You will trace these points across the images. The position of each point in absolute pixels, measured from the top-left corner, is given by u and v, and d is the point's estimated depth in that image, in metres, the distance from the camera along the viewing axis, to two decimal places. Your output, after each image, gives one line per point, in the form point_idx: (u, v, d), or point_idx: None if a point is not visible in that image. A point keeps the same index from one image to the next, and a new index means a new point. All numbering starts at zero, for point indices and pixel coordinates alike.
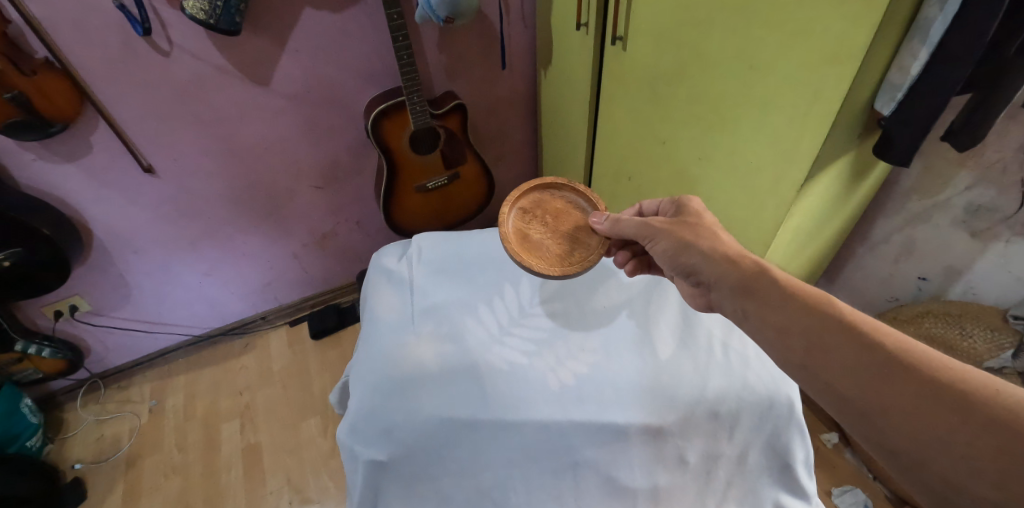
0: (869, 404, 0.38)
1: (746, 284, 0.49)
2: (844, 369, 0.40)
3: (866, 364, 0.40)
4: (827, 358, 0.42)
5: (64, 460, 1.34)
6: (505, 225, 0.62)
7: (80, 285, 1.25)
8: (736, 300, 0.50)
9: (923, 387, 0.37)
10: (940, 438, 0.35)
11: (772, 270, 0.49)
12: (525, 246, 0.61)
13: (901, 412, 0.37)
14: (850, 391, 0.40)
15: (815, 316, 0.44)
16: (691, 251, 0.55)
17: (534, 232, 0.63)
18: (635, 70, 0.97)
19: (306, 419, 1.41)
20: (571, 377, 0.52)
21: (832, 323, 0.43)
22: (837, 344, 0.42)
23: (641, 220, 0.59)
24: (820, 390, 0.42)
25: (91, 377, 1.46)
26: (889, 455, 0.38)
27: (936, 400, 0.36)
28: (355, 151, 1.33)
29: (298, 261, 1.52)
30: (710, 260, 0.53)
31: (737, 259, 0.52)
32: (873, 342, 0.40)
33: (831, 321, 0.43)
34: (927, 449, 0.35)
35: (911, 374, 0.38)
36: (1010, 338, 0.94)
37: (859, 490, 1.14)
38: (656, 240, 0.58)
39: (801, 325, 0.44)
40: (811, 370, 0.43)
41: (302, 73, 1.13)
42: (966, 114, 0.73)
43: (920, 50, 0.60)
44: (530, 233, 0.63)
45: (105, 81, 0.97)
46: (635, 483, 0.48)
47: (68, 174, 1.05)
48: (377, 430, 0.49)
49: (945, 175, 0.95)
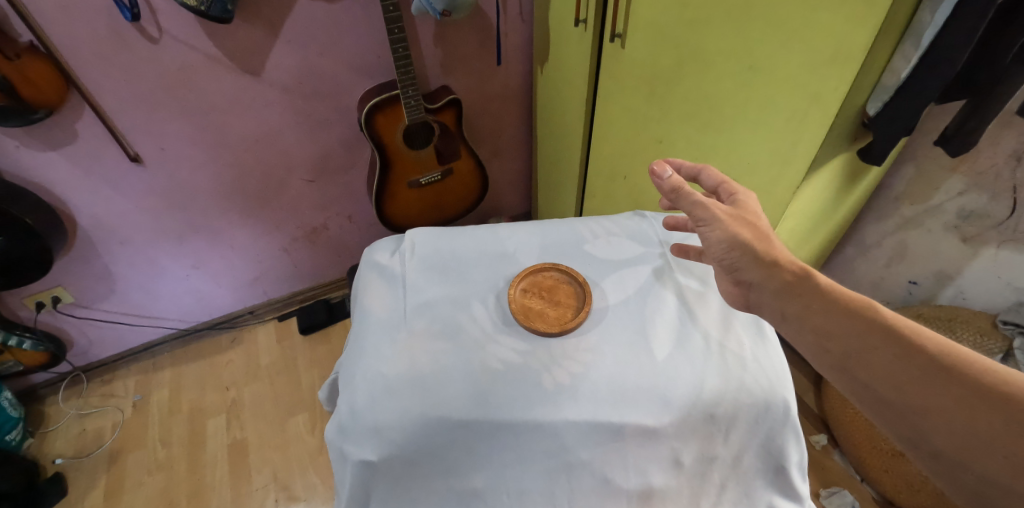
0: (908, 406, 0.38)
1: (789, 287, 0.48)
2: (883, 372, 0.40)
3: (908, 367, 0.39)
4: (865, 361, 0.41)
5: (45, 455, 1.31)
6: (514, 284, 0.57)
7: (63, 276, 1.22)
8: (774, 304, 0.49)
9: (962, 388, 0.37)
10: (980, 438, 0.35)
11: (814, 274, 0.48)
12: (541, 298, 0.57)
13: (940, 413, 0.37)
14: (888, 394, 0.39)
15: (855, 321, 0.43)
16: (744, 249, 0.51)
17: (553, 276, 0.59)
18: (633, 68, 0.96)
19: (294, 416, 1.39)
20: (566, 376, 0.50)
21: (870, 327, 0.42)
22: (876, 347, 0.41)
23: (702, 202, 0.54)
24: (859, 392, 0.42)
25: (74, 370, 1.43)
26: (932, 457, 0.38)
27: (977, 401, 0.36)
28: (347, 145, 1.31)
29: (289, 256, 1.50)
30: (760, 260, 0.50)
31: (786, 263, 0.49)
32: (915, 345, 0.40)
33: (872, 327, 0.42)
34: (967, 448, 0.35)
35: (949, 376, 0.38)
36: (999, 343, 0.94)
37: (847, 492, 1.16)
38: (711, 229, 0.53)
39: (842, 327, 0.43)
40: (851, 373, 0.42)
41: (296, 64, 1.11)
42: (957, 120, 0.73)
43: (912, 53, 0.60)
44: (547, 279, 0.59)
45: (91, 67, 0.94)
46: (628, 484, 0.48)
47: (52, 162, 1.02)
48: (365, 429, 0.48)
49: (937, 180, 0.96)
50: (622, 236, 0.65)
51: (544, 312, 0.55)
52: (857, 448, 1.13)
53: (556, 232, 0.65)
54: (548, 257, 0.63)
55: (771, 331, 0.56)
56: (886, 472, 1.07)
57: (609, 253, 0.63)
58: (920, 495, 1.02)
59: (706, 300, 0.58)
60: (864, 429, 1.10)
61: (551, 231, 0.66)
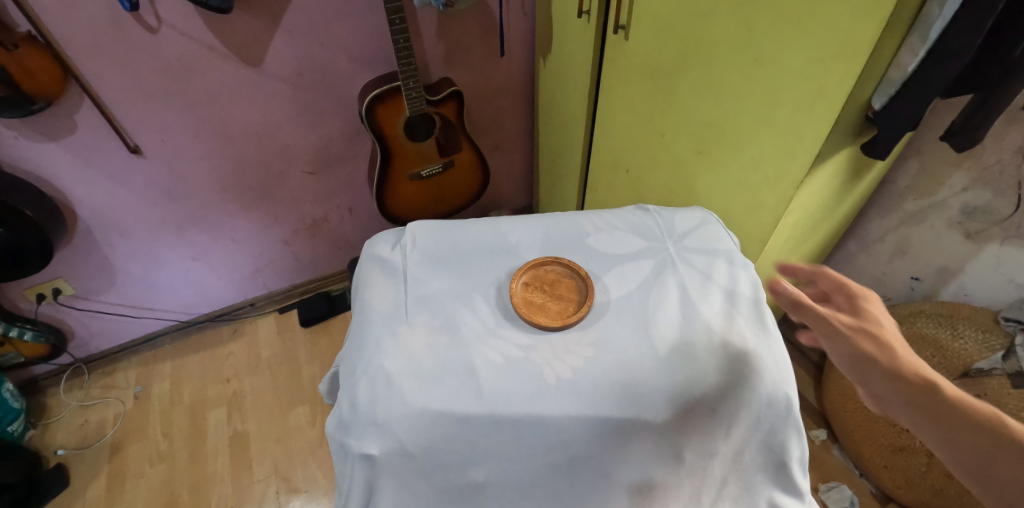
0: None
1: (908, 393, 0.44)
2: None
3: None
4: (1003, 485, 0.38)
5: (47, 446, 1.32)
6: (516, 278, 0.57)
7: (63, 268, 1.22)
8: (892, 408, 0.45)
9: None
10: None
11: (940, 383, 0.43)
12: (543, 291, 0.56)
13: None
14: None
15: (989, 438, 0.40)
16: (871, 365, 0.46)
17: (555, 270, 0.59)
18: (636, 60, 0.95)
19: (294, 408, 1.39)
20: (567, 371, 0.50)
21: (1007, 447, 0.39)
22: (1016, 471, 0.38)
23: (826, 317, 0.49)
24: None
25: (75, 361, 1.44)
26: None
27: None
28: (348, 137, 1.31)
29: (289, 248, 1.50)
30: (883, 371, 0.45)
31: (909, 369, 0.45)
32: None
33: (1009, 446, 0.39)
34: None
35: None
36: (1001, 340, 0.91)
37: (845, 487, 1.17)
38: (833, 346, 0.49)
39: (972, 442, 0.40)
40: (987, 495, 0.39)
41: (295, 55, 1.10)
42: (966, 114, 0.72)
43: (920, 47, 0.59)
44: (549, 273, 0.59)
45: (90, 57, 0.93)
46: (629, 479, 0.48)
47: (51, 154, 1.02)
48: (366, 423, 0.48)
49: (941, 175, 0.95)
50: (624, 230, 0.65)
51: (546, 306, 0.55)
52: (856, 443, 1.13)
53: (558, 226, 0.65)
54: (550, 251, 0.62)
55: (775, 326, 0.55)
56: (885, 467, 1.08)
57: (611, 247, 0.62)
58: (918, 490, 1.03)
59: (709, 295, 0.57)
60: (864, 424, 1.10)
61: (553, 225, 0.65)
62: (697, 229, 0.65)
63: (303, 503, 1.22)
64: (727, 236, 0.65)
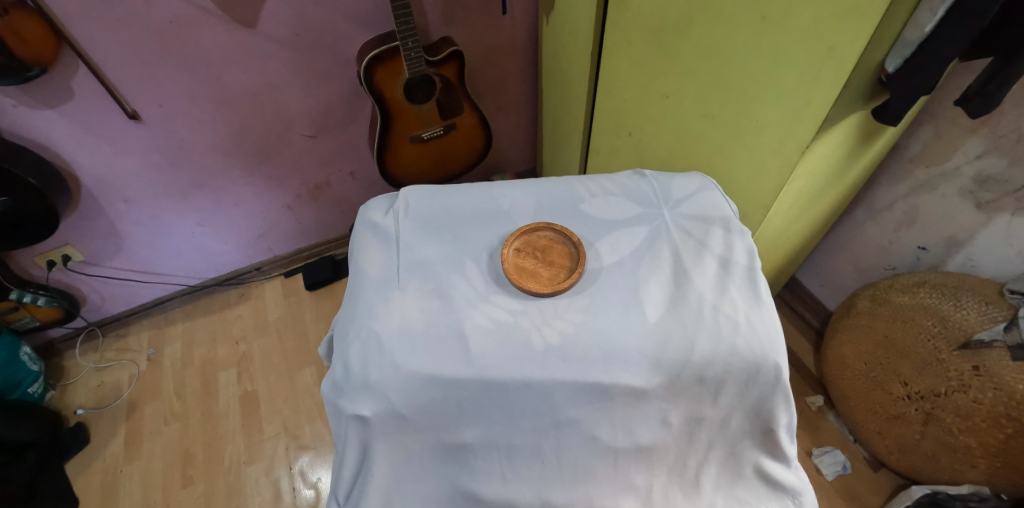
0: None
1: None
2: None
3: None
4: None
5: (67, 406, 1.37)
6: (507, 244, 0.56)
7: (70, 235, 1.23)
8: None
9: None
10: None
11: None
12: (534, 257, 0.56)
13: None
14: None
15: None
16: None
17: (547, 236, 0.58)
18: (642, 18, 0.91)
19: (301, 369, 1.43)
20: (556, 336, 0.50)
21: None
22: None
23: None
24: None
25: (89, 325, 1.48)
26: None
27: None
28: (347, 99, 1.28)
29: (292, 213, 1.50)
30: None
31: None
32: None
33: None
34: None
35: None
36: (1003, 311, 0.89)
37: (839, 451, 1.21)
38: None
39: None
40: None
41: (290, 15, 1.06)
42: (982, 79, 0.66)
43: (938, 5, 0.54)
44: (540, 238, 0.58)
45: (82, 21, 0.91)
46: (615, 442, 0.50)
47: (52, 120, 1.01)
48: (358, 386, 0.49)
49: (956, 142, 0.92)
50: (620, 196, 0.64)
51: (537, 272, 0.55)
52: (851, 410, 1.14)
53: (553, 191, 0.64)
54: (543, 217, 0.61)
55: (767, 293, 0.55)
56: (879, 433, 1.09)
57: (606, 213, 0.62)
58: (910, 457, 1.05)
59: (702, 262, 0.57)
60: (861, 391, 1.10)
61: (547, 190, 0.64)
62: (696, 195, 0.64)
63: (311, 459, 1.27)
64: (725, 202, 0.63)
